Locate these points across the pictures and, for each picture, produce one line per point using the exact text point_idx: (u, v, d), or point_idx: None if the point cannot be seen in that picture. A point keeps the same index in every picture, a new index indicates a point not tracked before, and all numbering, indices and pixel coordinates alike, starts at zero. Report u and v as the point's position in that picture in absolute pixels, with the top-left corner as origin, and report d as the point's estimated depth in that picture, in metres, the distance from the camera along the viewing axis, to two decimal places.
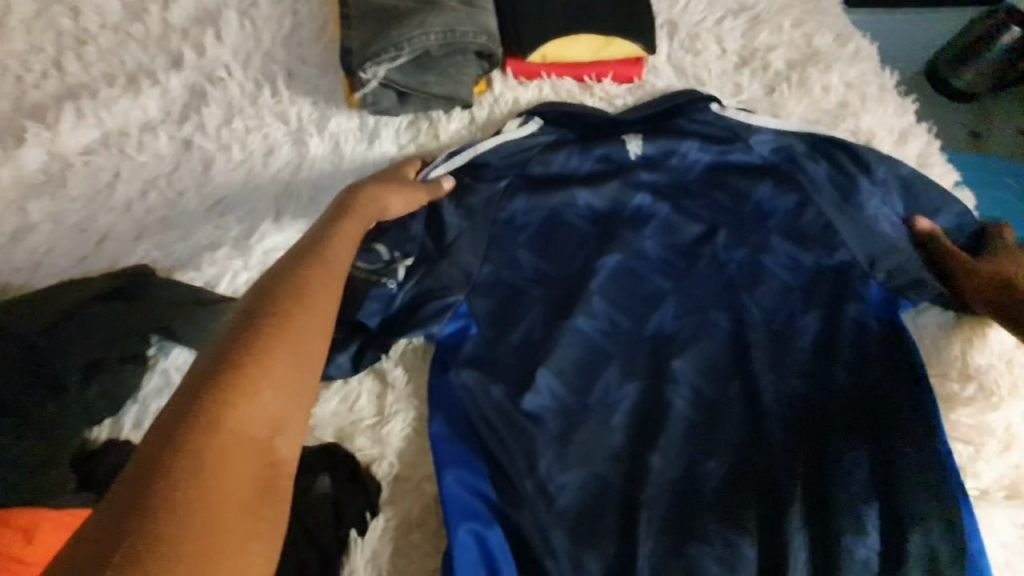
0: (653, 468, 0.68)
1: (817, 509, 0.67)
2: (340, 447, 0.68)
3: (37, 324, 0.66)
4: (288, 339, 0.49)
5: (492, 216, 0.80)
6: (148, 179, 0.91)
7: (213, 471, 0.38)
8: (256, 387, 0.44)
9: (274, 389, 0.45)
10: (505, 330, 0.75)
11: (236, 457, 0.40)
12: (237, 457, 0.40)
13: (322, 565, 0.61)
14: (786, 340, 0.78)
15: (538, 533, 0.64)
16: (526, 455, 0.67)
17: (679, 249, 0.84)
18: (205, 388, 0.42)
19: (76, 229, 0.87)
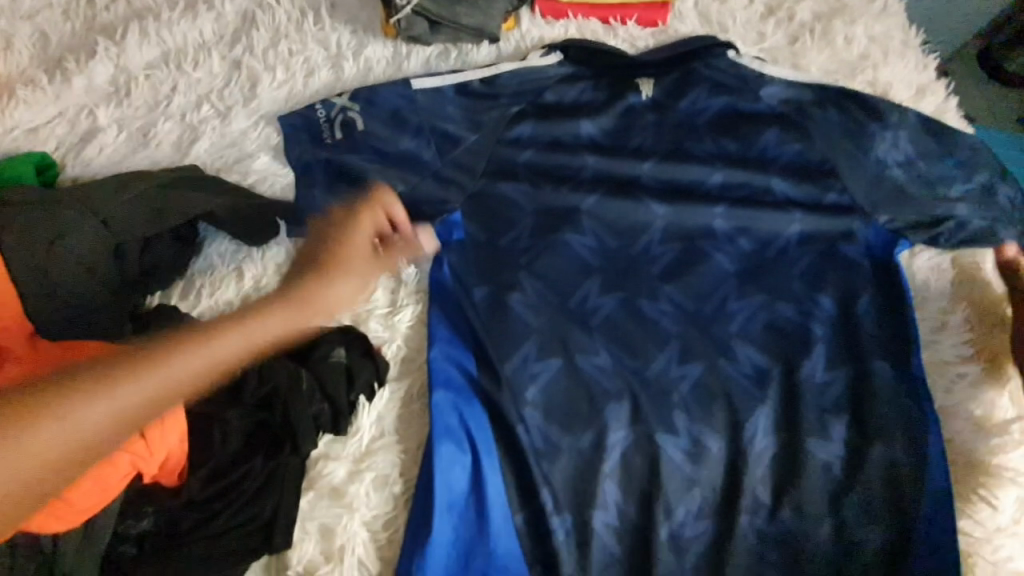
0: (631, 371, 0.75)
1: (785, 418, 0.73)
2: (355, 329, 0.77)
3: (111, 201, 0.78)
4: (175, 357, 0.59)
5: (499, 135, 0.92)
6: (200, 93, 1.00)
7: (20, 432, 0.50)
8: (104, 389, 0.55)
9: (65, 408, 0.52)
10: (504, 237, 0.86)
11: (49, 438, 0.51)
12: (49, 438, 0.51)
13: (333, 420, 0.70)
14: (771, 270, 0.83)
15: (517, 412, 0.71)
16: (517, 345, 0.75)
17: (676, 184, 0.89)
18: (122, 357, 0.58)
19: (136, 132, 0.98)
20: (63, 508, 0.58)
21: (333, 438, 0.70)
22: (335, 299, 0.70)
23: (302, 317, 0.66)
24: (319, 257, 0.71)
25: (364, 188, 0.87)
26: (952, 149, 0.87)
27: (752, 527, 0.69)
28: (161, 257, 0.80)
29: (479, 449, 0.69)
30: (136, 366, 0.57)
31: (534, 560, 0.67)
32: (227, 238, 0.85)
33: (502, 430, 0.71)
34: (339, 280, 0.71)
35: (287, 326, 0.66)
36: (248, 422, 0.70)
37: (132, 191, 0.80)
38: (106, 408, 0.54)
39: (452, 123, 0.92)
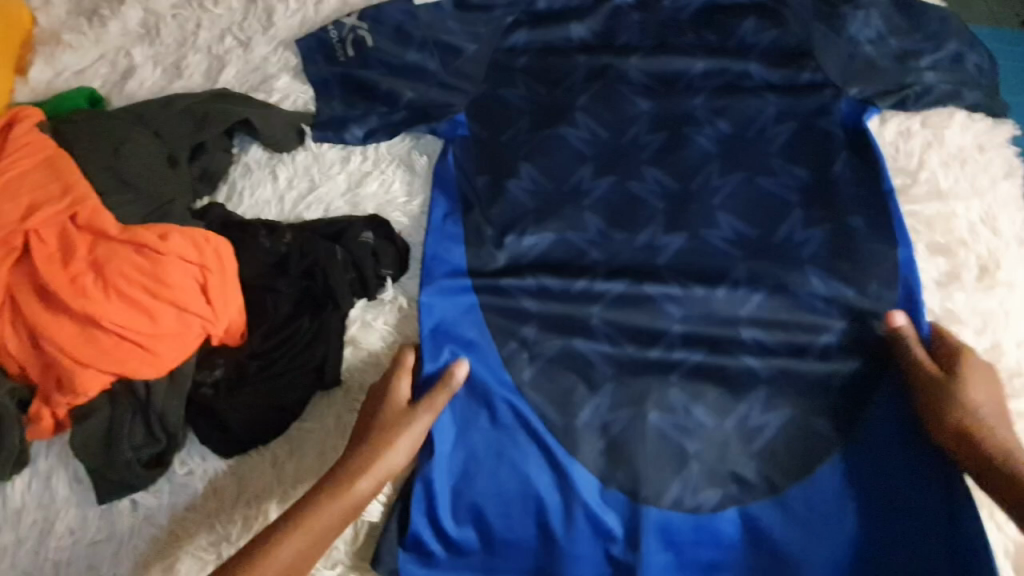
0: (621, 240, 0.84)
1: (764, 267, 0.80)
2: (379, 217, 0.87)
3: (159, 117, 0.90)
4: (271, 553, 0.60)
5: (496, 44, 1.00)
6: (223, 27, 1.10)
7: None
8: None
9: None
10: (503, 132, 0.93)
11: None
12: None
13: (363, 287, 0.82)
14: (749, 148, 0.88)
15: (520, 275, 0.82)
16: (519, 221, 0.86)
17: (661, 77, 0.96)
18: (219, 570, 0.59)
19: (169, 66, 1.08)
20: (152, 350, 0.75)
21: (366, 303, 0.83)
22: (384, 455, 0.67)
23: (346, 494, 0.65)
24: (369, 433, 0.69)
25: (378, 99, 0.96)
26: (921, 25, 0.92)
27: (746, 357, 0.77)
28: (205, 163, 0.91)
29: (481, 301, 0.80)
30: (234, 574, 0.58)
31: (544, 390, 0.76)
32: (258, 147, 0.95)
33: (511, 288, 0.81)
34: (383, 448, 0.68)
35: (347, 502, 0.65)
36: (295, 290, 0.81)
37: (176, 108, 0.91)
38: None
39: (450, 36, 0.99)
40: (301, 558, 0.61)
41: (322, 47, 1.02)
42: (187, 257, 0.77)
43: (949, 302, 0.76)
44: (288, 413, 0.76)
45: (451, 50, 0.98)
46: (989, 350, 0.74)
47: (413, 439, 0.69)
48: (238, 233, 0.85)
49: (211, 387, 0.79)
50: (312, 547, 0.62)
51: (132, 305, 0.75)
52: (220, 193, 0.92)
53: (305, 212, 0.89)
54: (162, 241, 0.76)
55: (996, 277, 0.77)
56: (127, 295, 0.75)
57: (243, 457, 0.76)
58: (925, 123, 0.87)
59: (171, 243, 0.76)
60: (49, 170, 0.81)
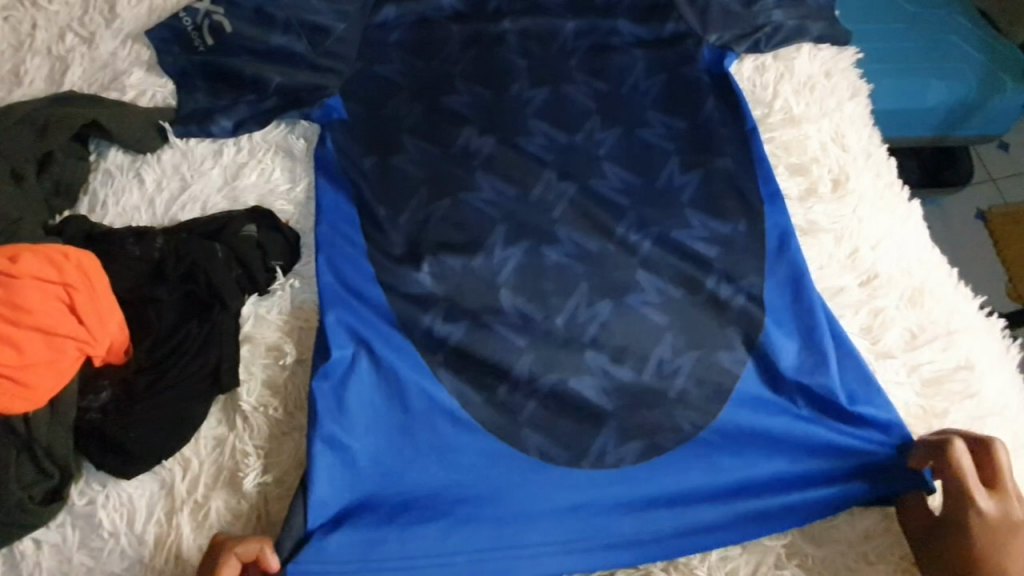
0: (510, 207, 0.84)
1: (647, 214, 0.83)
2: (261, 208, 0.84)
3: None
4: None
5: (365, 21, 0.96)
6: (63, 25, 1.00)
7: None
8: None
9: None
10: (380, 111, 0.91)
11: None
12: None
13: (252, 281, 0.79)
14: (623, 104, 0.90)
15: (410, 253, 0.81)
16: (408, 198, 0.84)
17: (535, 39, 0.95)
18: None
19: (7, 74, 0.98)
20: (21, 381, 0.69)
21: (258, 298, 0.80)
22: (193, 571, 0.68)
23: None
24: None
25: (244, 86, 0.91)
26: None
27: (635, 310, 0.79)
28: (58, 174, 0.84)
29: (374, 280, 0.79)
30: None
31: (454, 358, 0.76)
32: (118, 150, 0.88)
33: (407, 263, 0.80)
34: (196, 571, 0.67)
35: None
36: (178, 295, 0.77)
37: (14, 118, 0.84)
38: None
39: (312, 13, 0.94)
40: None
41: (175, 36, 0.95)
42: (46, 277, 0.71)
43: (811, 216, 0.82)
44: (189, 424, 0.73)
45: (315, 27, 0.93)
46: (850, 256, 0.81)
47: None
48: (105, 244, 0.80)
49: (100, 410, 0.75)
50: None
51: None
52: (82, 204, 0.85)
53: (179, 213, 0.84)
54: (13, 265, 0.70)
55: (849, 192, 0.84)
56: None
57: (148, 474, 0.73)
58: (779, 58, 0.92)
59: (24, 265, 0.71)
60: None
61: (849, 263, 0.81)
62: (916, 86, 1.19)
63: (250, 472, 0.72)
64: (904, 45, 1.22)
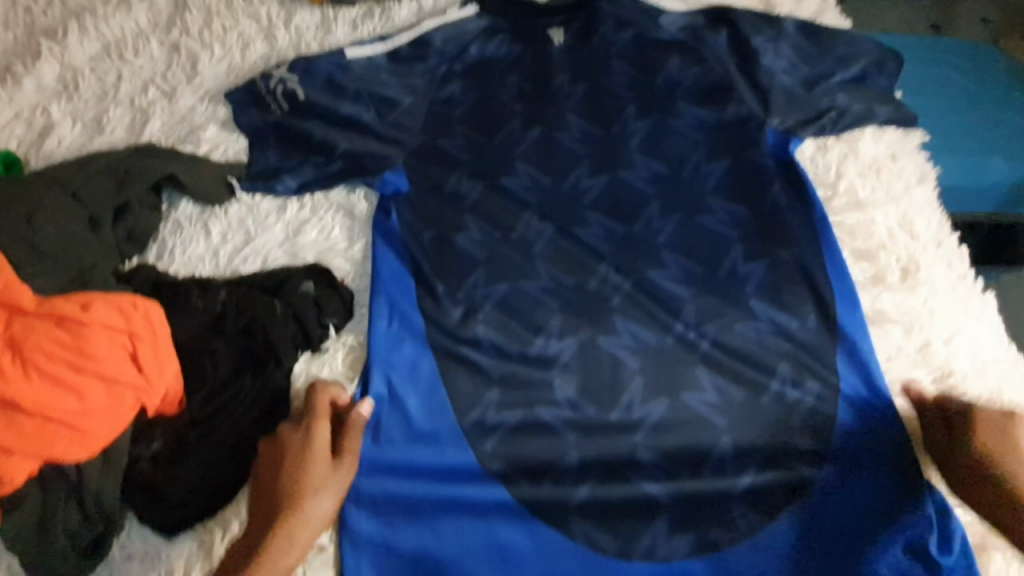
0: (570, 286, 0.91)
1: (705, 298, 0.87)
2: (318, 264, 0.86)
3: (78, 177, 0.86)
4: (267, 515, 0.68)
5: (432, 96, 1.03)
6: (146, 78, 1.06)
7: None
8: None
9: None
10: (438, 184, 0.97)
11: None
12: None
13: (305, 339, 0.80)
14: (683, 187, 0.97)
15: (463, 327, 0.85)
16: (469, 273, 0.90)
17: (596, 120, 1.03)
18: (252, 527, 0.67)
19: (92, 121, 1.04)
20: (82, 429, 0.68)
21: (310, 356, 0.80)
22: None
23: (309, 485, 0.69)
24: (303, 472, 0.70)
25: (313, 148, 0.96)
26: (831, 49, 1.01)
27: (702, 402, 0.80)
28: (132, 224, 0.87)
29: (423, 345, 0.83)
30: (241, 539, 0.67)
31: (511, 448, 0.77)
32: (188, 201, 0.92)
33: (473, 340, 0.84)
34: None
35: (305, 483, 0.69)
36: (233, 349, 0.79)
37: (96, 167, 0.87)
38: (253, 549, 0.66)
39: (384, 87, 1.01)
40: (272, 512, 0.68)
41: (254, 97, 1.00)
42: (114, 325, 0.72)
43: (877, 304, 0.82)
44: (235, 481, 0.73)
45: (389, 98, 1.00)
46: (920, 350, 0.79)
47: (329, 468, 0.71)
48: (169, 294, 0.82)
49: (150, 460, 0.74)
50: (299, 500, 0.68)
51: (54, 383, 0.67)
52: (150, 252, 0.89)
53: (241, 266, 0.87)
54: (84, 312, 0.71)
55: (918, 273, 0.83)
56: (44, 371, 0.67)
57: (189, 531, 0.72)
58: (840, 137, 0.95)
59: (94, 312, 0.71)
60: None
61: (919, 356, 0.79)
62: (977, 163, 1.17)
63: None
64: (966, 124, 1.21)
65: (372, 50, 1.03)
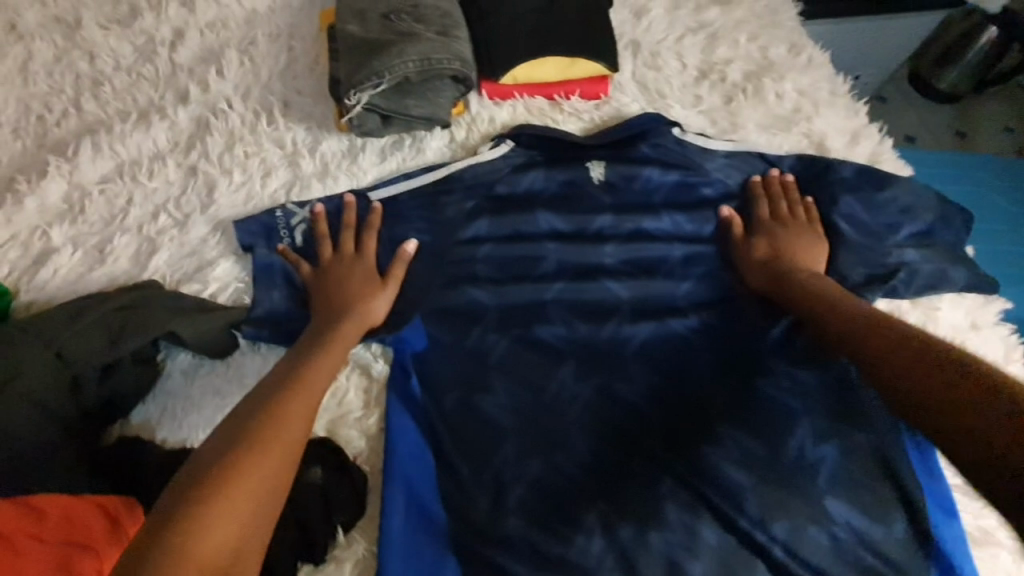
0: (607, 460, 0.79)
1: (771, 489, 0.76)
2: (328, 441, 0.75)
3: (63, 329, 0.76)
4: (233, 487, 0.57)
5: (454, 237, 0.94)
6: (159, 203, 1.00)
7: None
8: None
9: None
10: (464, 332, 0.87)
11: None
12: None
13: (307, 545, 0.68)
14: (737, 344, 0.89)
15: (494, 521, 0.74)
16: (498, 446, 0.79)
17: (637, 262, 0.95)
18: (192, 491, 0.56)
19: (95, 249, 0.96)
20: None
21: (313, 568, 0.68)
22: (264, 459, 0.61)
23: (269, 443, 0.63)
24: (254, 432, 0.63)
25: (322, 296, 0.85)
26: (899, 194, 0.94)
27: None
28: (119, 385, 0.79)
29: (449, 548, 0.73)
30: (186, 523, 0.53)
31: None
32: (187, 354, 0.84)
33: (506, 538, 0.73)
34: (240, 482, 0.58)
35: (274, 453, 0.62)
36: None
37: (85, 316, 0.78)
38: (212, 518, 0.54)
39: (413, 226, 0.94)
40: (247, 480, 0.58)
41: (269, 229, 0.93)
42: (70, 538, 0.62)
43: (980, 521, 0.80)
44: None
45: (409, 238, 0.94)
46: None
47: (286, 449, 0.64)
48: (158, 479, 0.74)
49: None
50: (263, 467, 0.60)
51: None
52: (138, 414, 0.81)
53: None
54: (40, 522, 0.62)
55: None
56: None
57: None
58: (915, 302, 0.90)
59: (53, 521, 0.63)
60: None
61: None
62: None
63: None
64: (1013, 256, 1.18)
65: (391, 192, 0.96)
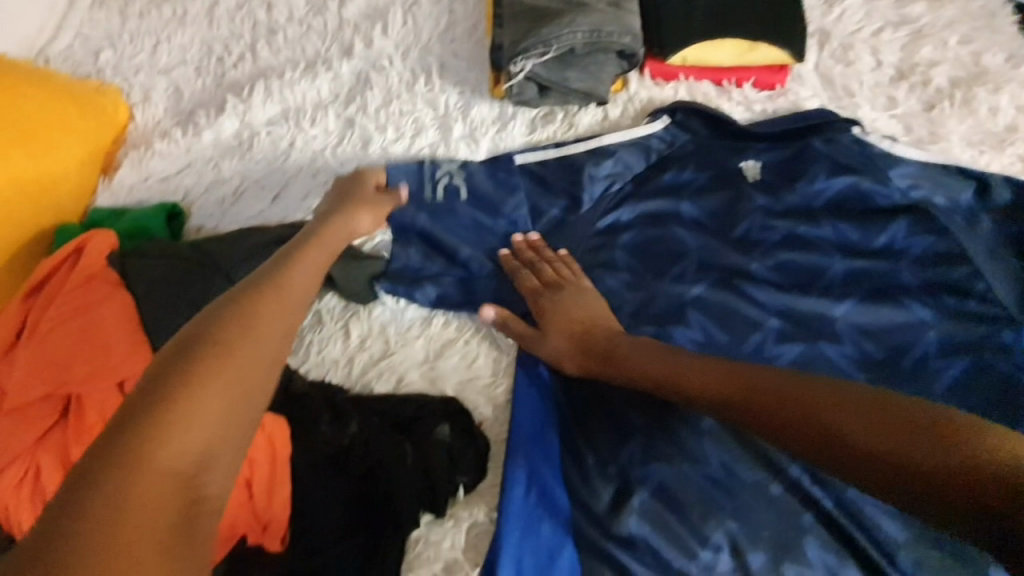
0: (741, 481, 0.69)
1: (927, 548, 0.66)
2: (456, 402, 0.75)
3: (232, 256, 0.80)
4: (204, 401, 0.45)
5: (593, 222, 0.87)
6: (316, 149, 1.05)
7: None
8: None
9: None
10: None
11: None
12: None
13: (430, 499, 0.69)
14: (906, 384, 0.76)
15: (611, 516, 0.68)
16: (622, 442, 0.71)
17: (789, 273, 0.83)
18: (125, 428, 0.43)
19: (258, 185, 1.03)
20: None
21: (432, 519, 0.69)
22: (174, 451, 0.43)
23: (239, 348, 0.49)
24: (221, 338, 0.49)
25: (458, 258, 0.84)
26: None
27: None
28: None
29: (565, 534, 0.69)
30: (134, 454, 0.41)
31: None
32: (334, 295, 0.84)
33: (624, 538, 0.67)
34: (200, 395, 0.45)
35: (245, 361, 0.49)
36: (351, 493, 0.69)
37: (251, 247, 0.82)
38: (190, 431, 0.44)
39: (553, 199, 0.89)
40: (234, 382, 0.47)
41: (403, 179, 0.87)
42: None
43: None
44: None
45: (549, 212, 0.89)
46: None
47: (268, 338, 0.52)
48: (300, 414, 0.73)
49: None
50: (237, 375, 0.48)
51: None
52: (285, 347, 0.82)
53: (376, 384, 0.79)
54: None
55: None
56: None
57: None
58: None
59: None
60: (85, 313, 0.73)
61: None
62: None
63: None
64: None
65: (544, 156, 0.92)
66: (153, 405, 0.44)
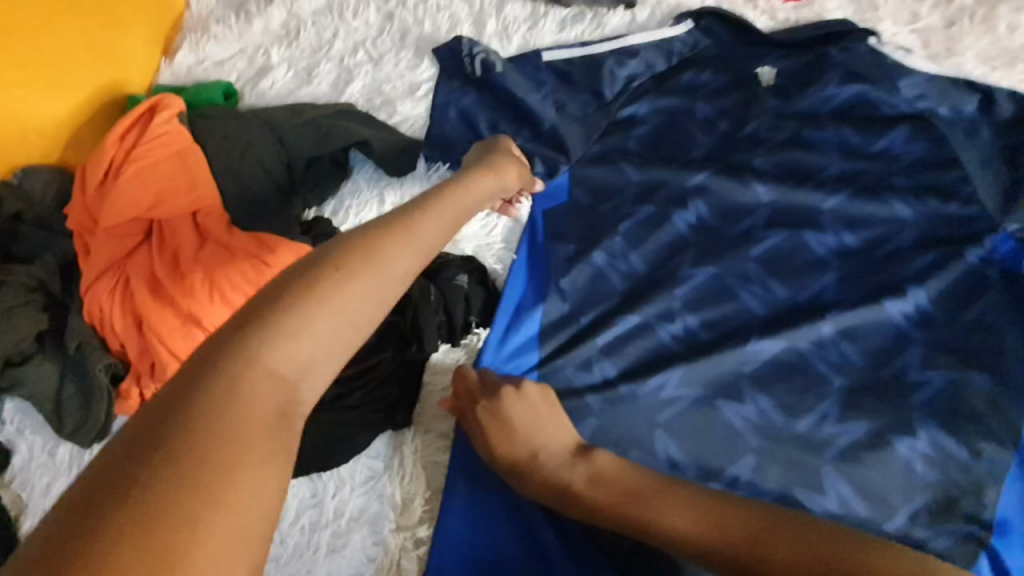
0: (705, 338, 0.81)
1: (863, 397, 0.76)
2: (476, 260, 0.86)
3: (287, 123, 0.91)
4: (327, 299, 0.45)
5: (610, 115, 0.95)
6: (358, 40, 1.12)
7: None
8: None
9: None
10: (605, 196, 0.91)
11: None
12: None
13: (448, 330, 0.81)
14: (879, 268, 0.84)
15: (593, 353, 0.79)
16: (609, 299, 0.84)
17: (788, 170, 0.90)
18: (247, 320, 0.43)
19: (304, 70, 1.11)
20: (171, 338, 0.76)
21: (449, 347, 0.82)
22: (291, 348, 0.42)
23: (379, 258, 0.50)
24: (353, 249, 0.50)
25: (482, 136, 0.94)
26: None
27: (823, 508, 0.70)
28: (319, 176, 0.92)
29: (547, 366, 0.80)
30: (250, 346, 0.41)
31: None
32: (372, 166, 0.95)
33: (599, 371, 0.79)
34: (336, 291, 0.46)
35: (380, 270, 0.49)
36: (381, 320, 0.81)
37: (303, 117, 0.92)
38: (313, 330, 0.44)
39: (578, 92, 0.97)
40: (358, 295, 0.47)
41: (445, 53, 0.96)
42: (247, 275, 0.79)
43: None
44: (354, 446, 0.75)
45: (570, 106, 0.96)
46: None
47: (403, 254, 0.53)
48: None
49: None
50: (369, 287, 0.48)
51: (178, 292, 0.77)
52: (327, 206, 0.92)
53: None
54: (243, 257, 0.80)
55: None
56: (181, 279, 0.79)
57: (304, 479, 0.76)
58: None
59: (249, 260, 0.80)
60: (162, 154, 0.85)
61: None
62: None
63: (393, 518, 0.74)
64: None
65: (571, 54, 0.99)
66: (284, 297, 0.44)
